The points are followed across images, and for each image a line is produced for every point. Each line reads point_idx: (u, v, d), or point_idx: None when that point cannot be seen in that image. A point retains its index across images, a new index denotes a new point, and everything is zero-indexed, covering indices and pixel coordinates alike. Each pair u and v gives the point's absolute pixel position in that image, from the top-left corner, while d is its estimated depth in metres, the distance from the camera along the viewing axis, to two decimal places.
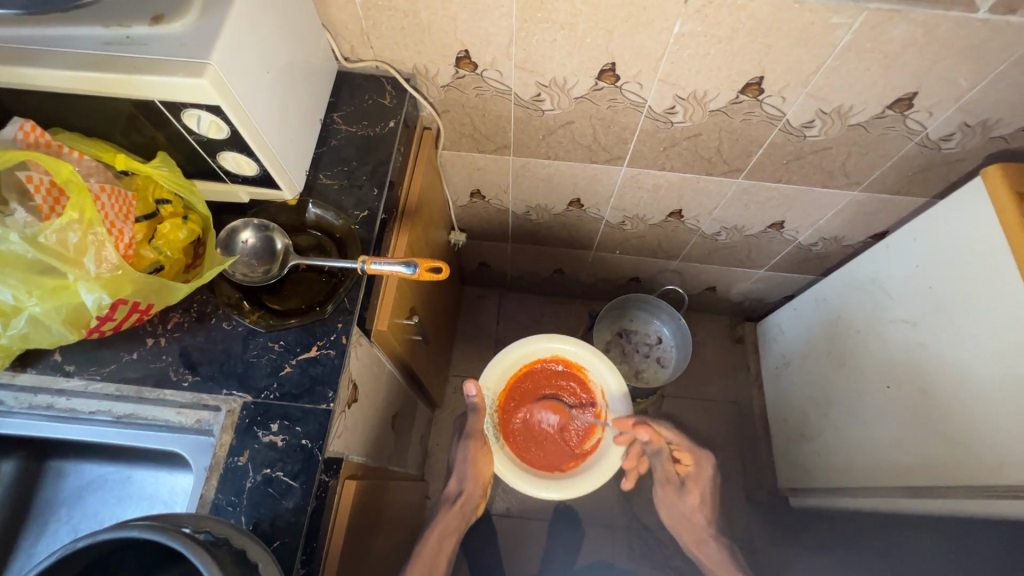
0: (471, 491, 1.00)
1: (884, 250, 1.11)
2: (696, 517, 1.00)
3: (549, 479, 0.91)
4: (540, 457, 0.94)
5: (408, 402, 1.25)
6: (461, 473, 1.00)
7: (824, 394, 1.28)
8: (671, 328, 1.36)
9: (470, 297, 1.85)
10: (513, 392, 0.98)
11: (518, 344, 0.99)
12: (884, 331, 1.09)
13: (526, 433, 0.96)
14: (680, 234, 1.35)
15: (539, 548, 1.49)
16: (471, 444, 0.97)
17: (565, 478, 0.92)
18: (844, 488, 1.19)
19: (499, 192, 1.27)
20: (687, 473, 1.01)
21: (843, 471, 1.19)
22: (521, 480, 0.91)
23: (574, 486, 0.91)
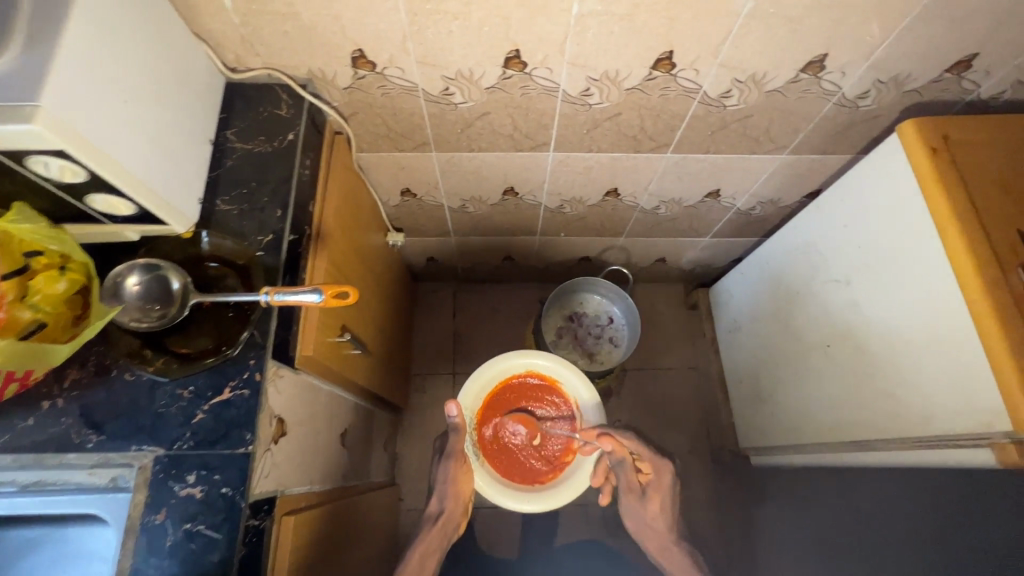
0: (453, 508, 1.00)
1: (815, 212, 1.11)
2: (657, 524, 1.02)
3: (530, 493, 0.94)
4: (519, 471, 0.97)
5: (362, 415, 1.22)
6: (440, 491, 1.00)
7: (773, 355, 1.30)
8: (620, 307, 1.36)
9: (424, 293, 1.81)
10: (490, 409, 1.01)
11: (496, 363, 1.01)
12: (820, 292, 1.10)
13: (507, 448, 0.99)
14: (621, 212, 1.33)
15: (515, 535, 1.51)
16: (451, 464, 0.98)
17: (545, 492, 0.95)
18: (796, 445, 1.23)
19: (430, 189, 1.23)
20: (648, 482, 1.02)
21: (794, 429, 1.22)
22: (503, 494, 0.94)
23: (554, 499, 0.94)
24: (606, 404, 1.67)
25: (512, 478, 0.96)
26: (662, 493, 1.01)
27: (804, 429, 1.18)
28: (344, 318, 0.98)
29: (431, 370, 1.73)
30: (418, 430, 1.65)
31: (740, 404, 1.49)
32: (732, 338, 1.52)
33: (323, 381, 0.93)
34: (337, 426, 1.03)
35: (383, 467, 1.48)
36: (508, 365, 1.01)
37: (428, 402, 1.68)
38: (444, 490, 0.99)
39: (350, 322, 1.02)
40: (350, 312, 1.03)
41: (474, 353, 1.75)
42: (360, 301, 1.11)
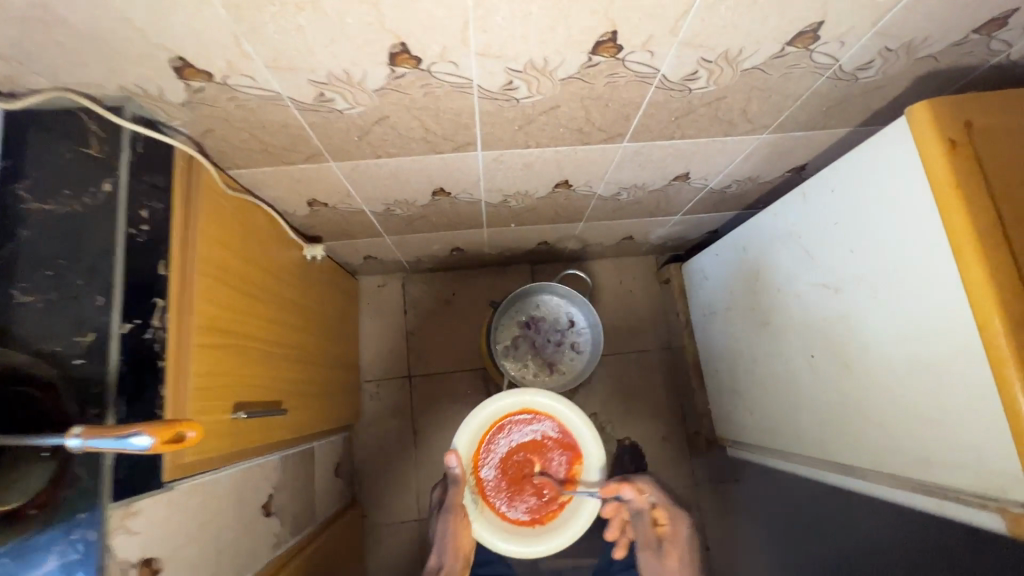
0: (452, 564, 0.91)
1: (801, 200, 0.94)
2: None
3: (536, 532, 0.87)
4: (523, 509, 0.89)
5: (299, 460, 1.09)
6: (439, 548, 0.91)
7: (748, 351, 1.19)
8: (582, 310, 1.20)
9: (370, 289, 1.63)
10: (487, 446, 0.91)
11: (489, 401, 0.91)
12: (803, 295, 0.96)
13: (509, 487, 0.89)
14: (576, 201, 1.14)
15: None
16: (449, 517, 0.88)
17: (550, 532, 0.87)
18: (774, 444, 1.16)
19: (343, 197, 1.01)
20: (666, 534, 0.92)
21: (773, 429, 1.14)
22: (502, 539, 0.86)
23: (559, 539, 0.87)
24: (576, 395, 1.57)
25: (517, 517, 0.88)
26: (680, 548, 0.91)
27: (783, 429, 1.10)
28: (245, 389, 0.83)
29: (386, 374, 1.58)
30: (378, 441, 1.54)
31: (714, 392, 1.40)
32: (705, 323, 1.39)
33: (227, 469, 0.80)
34: (258, 498, 0.89)
35: (341, 491, 1.37)
36: (500, 401, 0.91)
37: (386, 409, 1.56)
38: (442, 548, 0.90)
39: (255, 387, 0.86)
40: (255, 374, 0.87)
41: (431, 351, 1.61)
42: (272, 350, 0.95)
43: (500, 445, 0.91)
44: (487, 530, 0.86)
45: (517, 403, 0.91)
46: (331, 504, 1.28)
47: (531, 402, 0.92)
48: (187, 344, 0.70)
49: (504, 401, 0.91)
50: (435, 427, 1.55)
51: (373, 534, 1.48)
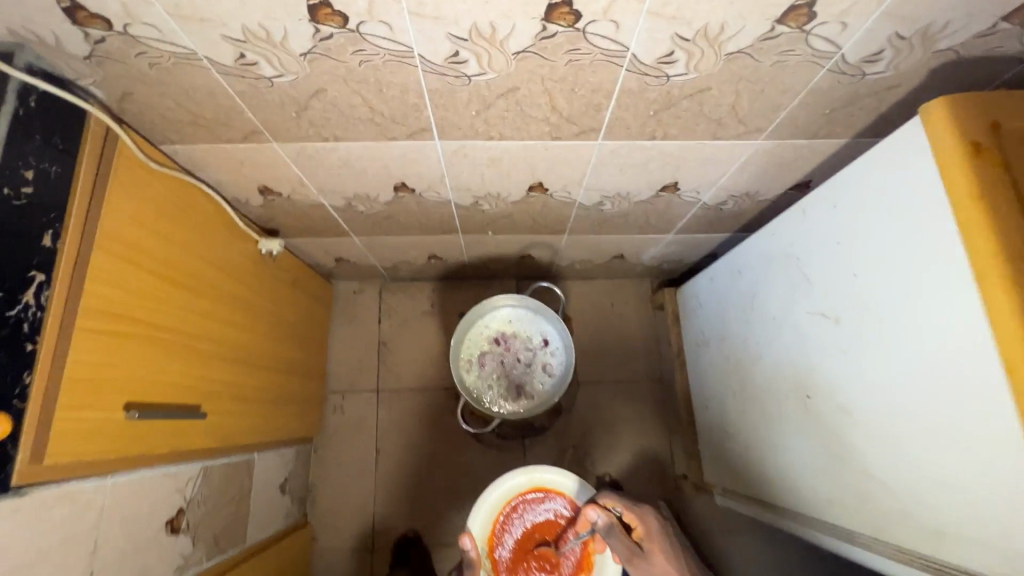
0: None
1: (799, 216, 0.83)
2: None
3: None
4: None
5: (230, 472, 0.99)
6: None
7: (740, 387, 1.06)
8: (556, 327, 1.10)
9: (345, 294, 1.54)
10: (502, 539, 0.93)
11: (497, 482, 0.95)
12: (800, 325, 0.84)
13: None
14: (555, 209, 1.05)
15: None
16: None
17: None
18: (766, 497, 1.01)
19: (296, 186, 0.94)
20: (643, 537, 0.89)
21: (765, 480, 0.99)
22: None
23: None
24: (555, 423, 1.44)
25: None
26: (659, 544, 0.88)
27: (774, 480, 0.96)
28: (148, 385, 0.74)
29: (353, 385, 1.48)
30: (337, 457, 1.42)
31: (704, 431, 1.26)
32: (698, 354, 1.27)
33: (110, 475, 0.70)
34: (160, 511, 0.79)
35: (287, 509, 1.26)
36: (511, 478, 0.95)
37: (349, 423, 1.45)
38: None
39: (164, 385, 0.77)
40: (167, 370, 0.78)
41: (404, 365, 1.51)
42: (200, 346, 0.86)
43: (514, 532, 0.93)
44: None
45: (528, 481, 0.95)
46: (271, 523, 1.17)
47: (540, 478, 0.96)
48: (72, 326, 0.61)
49: (517, 482, 0.95)
50: (399, 446, 1.43)
51: (321, 560, 1.35)
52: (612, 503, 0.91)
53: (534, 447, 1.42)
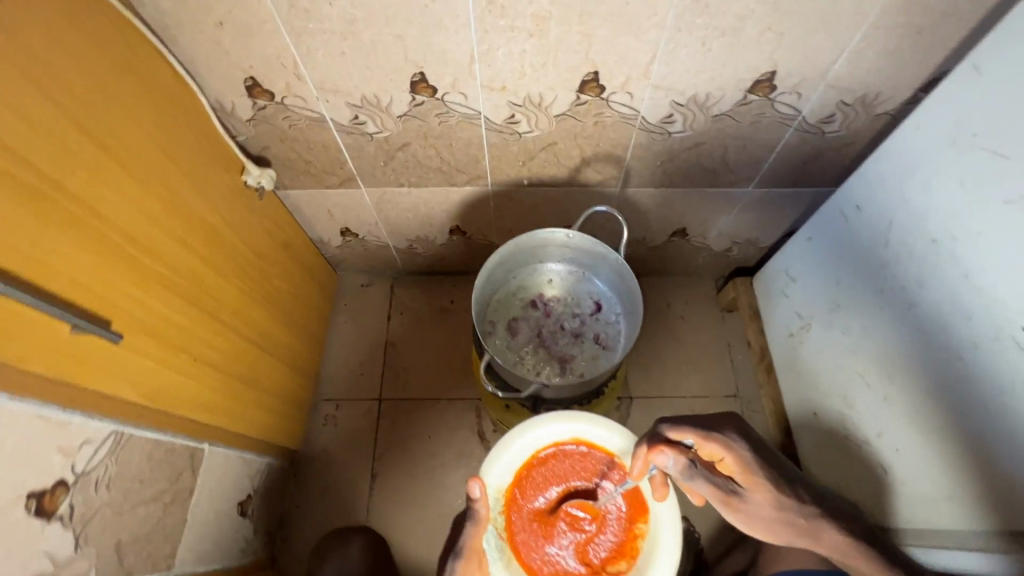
0: None
1: (971, 78, 0.59)
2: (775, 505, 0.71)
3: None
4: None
5: (161, 456, 0.71)
6: None
7: (884, 365, 0.75)
8: (607, 277, 0.83)
9: (351, 288, 1.30)
10: (528, 493, 0.79)
11: (519, 429, 0.79)
12: (997, 227, 0.56)
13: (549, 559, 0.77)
14: (610, 130, 0.83)
15: None
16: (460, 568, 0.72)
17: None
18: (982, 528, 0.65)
19: (292, 83, 0.76)
20: (731, 468, 0.71)
21: (978, 498, 0.65)
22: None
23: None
24: None
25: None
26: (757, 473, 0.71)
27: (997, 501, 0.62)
28: (29, 259, 0.49)
29: (350, 393, 1.19)
30: (321, 482, 1.11)
31: (817, 451, 0.92)
32: (796, 344, 0.97)
33: None
34: (26, 474, 0.52)
35: (247, 541, 0.94)
36: (540, 428, 0.80)
37: (340, 440, 1.14)
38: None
39: (59, 271, 0.52)
40: (69, 254, 0.53)
41: (414, 370, 1.22)
42: (132, 250, 0.62)
43: (542, 487, 0.80)
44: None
45: (565, 435, 0.80)
46: (217, 555, 0.85)
47: (581, 434, 0.80)
48: None
49: (548, 432, 0.80)
50: (403, 471, 1.12)
51: None
52: (681, 436, 0.70)
53: None
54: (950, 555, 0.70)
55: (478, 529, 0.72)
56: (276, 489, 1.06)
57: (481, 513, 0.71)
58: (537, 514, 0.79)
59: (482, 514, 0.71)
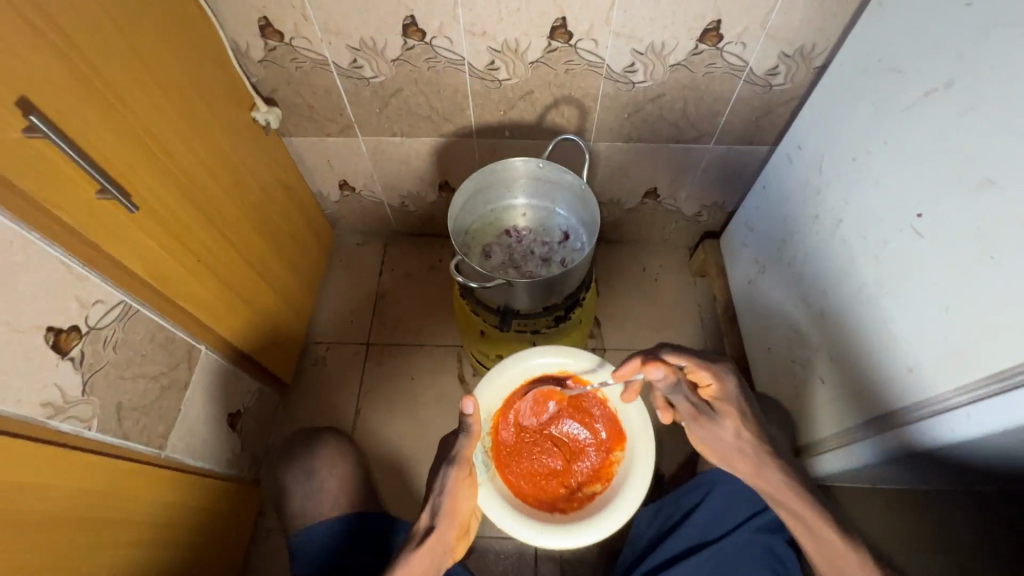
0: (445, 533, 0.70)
1: (879, 12, 0.69)
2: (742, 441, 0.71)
3: (543, 527, 0.75)
4: (542, 516, 0.76)
5: (162, 341, 0.78)
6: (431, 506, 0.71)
7: (821, 283, 0.82)
8: (568, 202, 0.92)
9: (346, 246, 1.37)
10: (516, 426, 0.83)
11: (511, 361, 0.83)
12: (901, 132, 0.65)
13: (527, 487, 0.79)
14: (579, 79, 0.93)
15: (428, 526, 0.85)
16: (453, 475, 0.72)
17: (565, 525, 0.75)
18: (890, 412, 0.70)
19: (300, 23, 0.87)
20: (714, 395, 0.72)
21: (886, 384, 0.69)
22: (509, 515, 0.75)
23: (576, 541, 0.74)
24: None
25: (531, 512, 0.76)
26: (734, 405, 0.71)
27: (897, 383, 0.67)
28: (70, 123, 0.59)
29: (340, 337, 1.26)
30: (308, 416, 1.17)
31: (773, 384, 0.98)
32: (753, 288, 1.04)
33: None
34: (45, 306, 0.59)
35: (235, 453, 1.00)
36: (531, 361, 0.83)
37: (329, 379, 1.21)
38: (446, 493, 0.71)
39: (85, 136, 0.61)
40: (102, 130, 0.63)
41: (401, 320, 1.28)
42: (155, 147, 0.72)
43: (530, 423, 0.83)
44: (495, 498, 0.76)
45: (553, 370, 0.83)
46: (207, 455, 0.91)
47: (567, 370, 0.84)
48: None
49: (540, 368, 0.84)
50: (386, 408, 1.19)
51: (265, 544, 1.04)
52: (675, 358, 0.71)
53: None
54: (872, 445, 0.74)
55: (471, 441, 0.72)
56: (265, 417, 1.12)
57: (474, 427, 0.72)
58: (523, 446, 0.82)
59: (475, 429, 0.72)
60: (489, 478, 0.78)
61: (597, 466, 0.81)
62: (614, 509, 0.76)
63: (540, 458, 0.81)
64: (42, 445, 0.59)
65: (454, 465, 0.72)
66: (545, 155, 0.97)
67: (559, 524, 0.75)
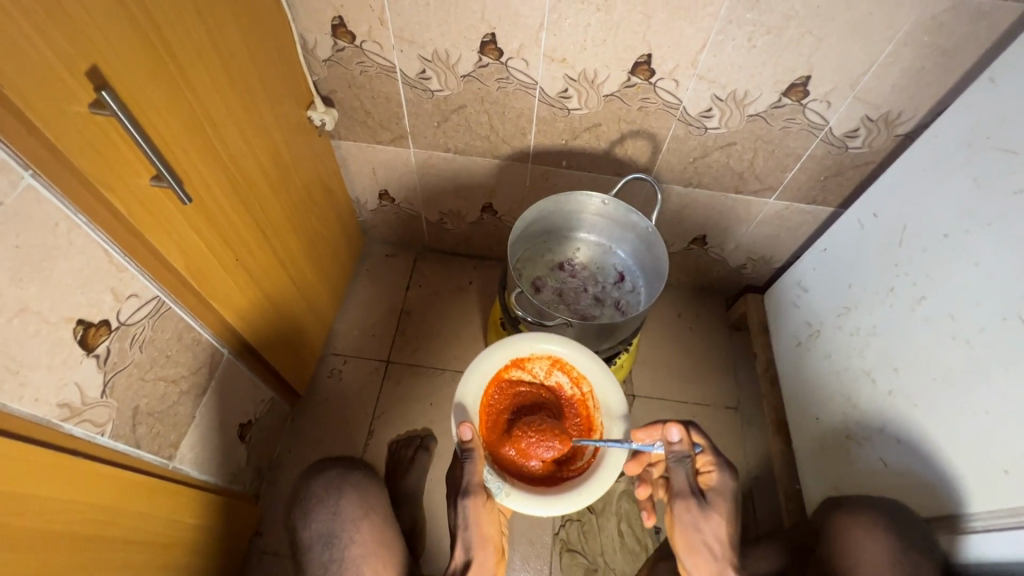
0: (484, 555, 0.75)
1: (992, 90, 0.66)
2: (720, 545, 0.70)
3: (590, 484, 0.68)
4: (577, 480, 0.70)
5: (189, 342, 0.72)
6: (464, 540, 0.74)
7: (891, 359, 0.78)
8: (630, 244, 0.90)
9: (375, 256, 1.32)
10: (493, 429, 0.75)
11: (467, 375, 0.74)
12: (1015, 216, 0.61)
13: (546, 472, 0.72)
14: (651, 117, 0.90)
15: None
16: (473, 505, 0.71)
17: (601, 466, 0.70)
18: (984, 513, 0.64)
19: (374, 28, 0.83)
20: (711, 486, 0.73)
21: (974, 482, 0.65)
22: (554, 502, 0.67)
23: (617, 467, 0.70)
24: None
25: (566, 485, 0.69)
26: (727, 504, 0.72)
27: (991, 484, 0.63)
28: (141, 105, 0.55)
29: (360, 351, 1.20)
30: (317, 433, 1.10)
31: (818, 458, 0.93)
32: (802, 351, 1.00)
33: (33, 173, 0.48)
34: (79, 299, 0.54)
35: (240, 468, 0.93)
36: (486, 364, 0.74)
37: (343, 395, 1.15)
38: (472, 530, 0.73)
39: (151, 120, 0.56)
40: (168, 114, 0.59)
41: (424, 339, 1.22)
42: (213, 138, 0.67)
43: (504, 415, 0.77)
44: (525, 499, 0.67)
45: (507, 355, 0.76)
46: (211, 467, 0.84)
47: (516, 351, 0.76)
48: None
49: (484, 370, 0.74)
50: (398, 433, 1.12)
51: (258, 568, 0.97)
52: (699, 437, 0.75)
53: None
54: (956, 543, 0.68)
55: (480, 470, 0.70)
56: (272, 430, 1.05)
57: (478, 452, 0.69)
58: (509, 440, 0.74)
59: (478, 455, 0.70)
60: (508, 488, 0.68)
61: (576, 405, 0.78)
62: (617, 419, 0.73)
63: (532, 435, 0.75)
64: (53, 451, 0.53)
65: (471, 498, 0.71)
66: (611, 191, 0.94)
67: (593, 471, 0.70)
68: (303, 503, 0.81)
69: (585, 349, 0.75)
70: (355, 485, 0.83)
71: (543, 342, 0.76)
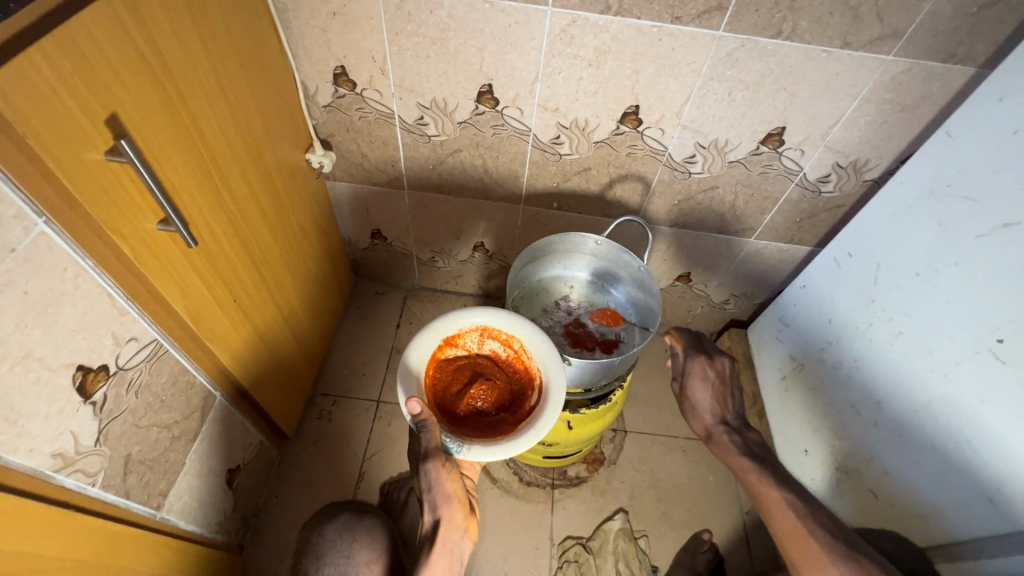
0: (453, 514, 0.69)
1: (949, 144, 0.72)
2: (705, 406, 0.82)
3: (541, 421, 0.67)
4: (528, 421, 0.68)
5: (183, 386, 0.71)
6: (431, 501, 0.69)
7: (875, 393, 0.81)
8: (624, 282, 0.94)
9: (364, 293, 1.32)
10: (443, 404, 0.71)
11: (405, 362, 0.69)
12: (980, 257, 0.67)
13: (501, 427, 0.70)
14: (639, 162, 0.95)
15: (467, 547, 0.72)
16: (435, 466, 0.67)
17: (547, 401, 0.69)
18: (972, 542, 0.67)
19: (375, 77, 0.87)
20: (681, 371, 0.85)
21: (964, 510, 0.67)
22: (510, 446, 0.65)
23: (561, 397, 0.69)
24: (595, 475, 1.11)
25: (519, 427, 0.67)
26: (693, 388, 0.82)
27: (979, 512, 0.65)
28: (155, 152, 0.56)
29: (350, 391, 1.18)
30: (304, 476, 1.07)
31: (807, 490, 0.95)
32: (787, 385, 1.03)
33: (46, 220, 0.48)
34: (81, 344, 0.53)
35: (225, 516, 0.90)
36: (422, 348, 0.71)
37: (333, 435, 1.12)
38: (438, 492, 0.68)
39: (162, 166, 0.57)
40: (178, 160, 0.60)
41: None
42: (218, 181, 0.68)
43: (449, 390, 0.72)
44: (481, 452, 0.65)
45: (439, 335, 0.72)
46: (198, 517, 0.81)
47: (445, 330, 0.73)
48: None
49: (419, 351, 0.70)
50: (389, 474, 1.09)
51: None
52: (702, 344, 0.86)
53: (565, 502, 1.08)
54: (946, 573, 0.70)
55: (438, 434, 0.66)
56: (259, 474, 1.01)
57: (433, 421, 0.65)
58: (458, 410, 0.71)
59: (435, 423, 0.65)
60: (467, 447, 0.66)
61: (514, 364, 0.75)
62: (552, 360, 0.71)
63: (480, 400, 0.72)
64: (41, 504, 0.51)
65: (432, 460, 0.66)
66: (604, 232, 0.98)
67: (541, 408, 0.68)
68: (316, 548, 0.80)
69: (505, 309, 0.73)
70: (367, 528, 0.83)
71: (470, 316, 0.73)
